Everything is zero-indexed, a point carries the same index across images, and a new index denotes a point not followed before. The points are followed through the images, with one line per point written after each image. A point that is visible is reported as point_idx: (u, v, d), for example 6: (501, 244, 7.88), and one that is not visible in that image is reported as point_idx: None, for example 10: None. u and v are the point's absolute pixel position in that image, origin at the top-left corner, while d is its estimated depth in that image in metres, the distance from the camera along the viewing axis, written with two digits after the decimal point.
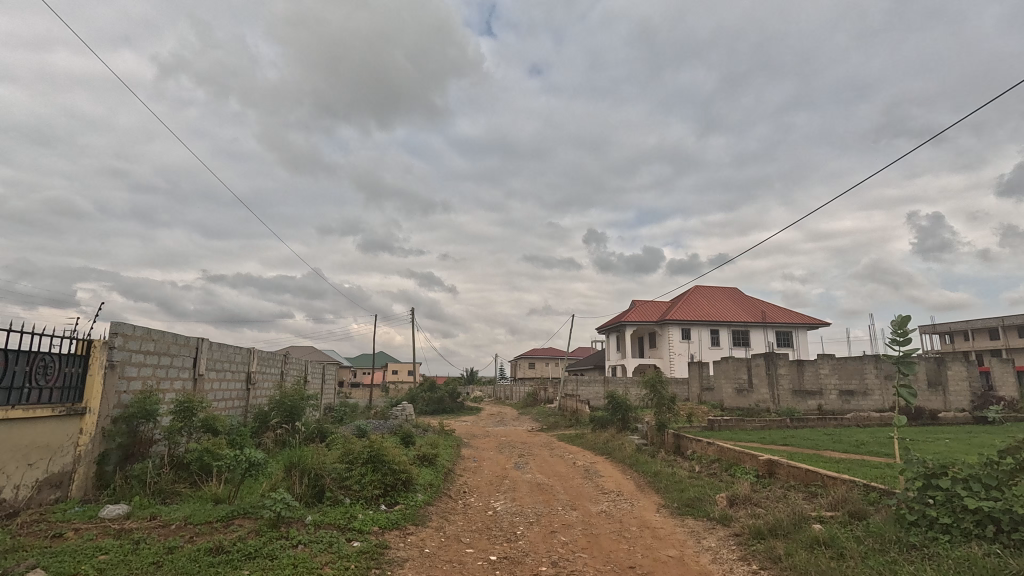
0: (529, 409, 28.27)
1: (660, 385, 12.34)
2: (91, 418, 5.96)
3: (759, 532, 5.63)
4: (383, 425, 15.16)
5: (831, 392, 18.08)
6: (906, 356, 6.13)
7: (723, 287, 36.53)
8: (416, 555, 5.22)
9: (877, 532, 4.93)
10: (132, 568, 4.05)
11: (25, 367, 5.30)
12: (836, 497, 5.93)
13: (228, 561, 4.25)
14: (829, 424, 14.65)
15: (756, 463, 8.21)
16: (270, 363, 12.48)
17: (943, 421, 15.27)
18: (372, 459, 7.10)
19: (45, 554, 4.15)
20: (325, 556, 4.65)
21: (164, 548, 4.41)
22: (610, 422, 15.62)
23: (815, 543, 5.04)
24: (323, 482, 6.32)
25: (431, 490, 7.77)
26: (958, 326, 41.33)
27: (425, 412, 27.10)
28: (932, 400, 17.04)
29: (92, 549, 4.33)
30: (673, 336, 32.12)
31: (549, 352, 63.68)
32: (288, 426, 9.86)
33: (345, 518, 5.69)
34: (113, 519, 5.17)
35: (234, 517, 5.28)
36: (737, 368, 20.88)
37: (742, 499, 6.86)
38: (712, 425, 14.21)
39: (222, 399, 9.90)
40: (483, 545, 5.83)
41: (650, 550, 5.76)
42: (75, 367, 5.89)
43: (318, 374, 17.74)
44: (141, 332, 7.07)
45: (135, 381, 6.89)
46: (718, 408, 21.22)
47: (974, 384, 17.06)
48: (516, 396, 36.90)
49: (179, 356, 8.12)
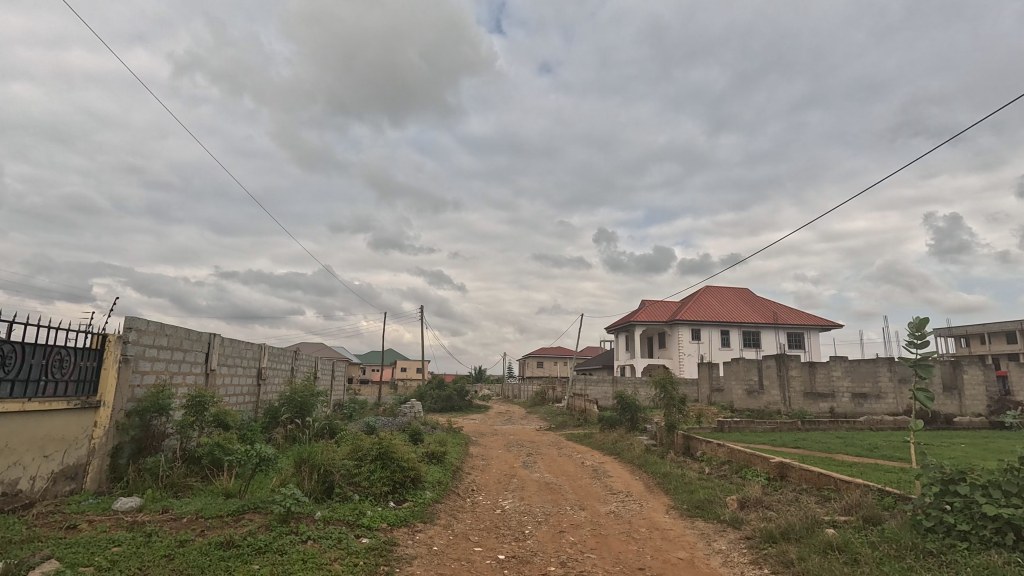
0: (538, 408, 28.23)
1: (670, 384, 12.17)
2: (106, 411, 6.03)
3: (771, 535, 5.55)
4: (391, 422, 15.20)
5: (844, 395, 17.84)
6: (924, 359, 5.97)
7: (734, 287, 36.37)
8: (425, 553, 5.21)
9: (892, 538, 4.84)
10: (144, 560, 4.08)
11: (42, 360, 5.35)
12: (850, 502, 5.84)
13: (239, 556, 4.27)
14: (841, 427, 14.46)
15: (767, 466, 8.10)
16: (281, 359, 12.58)
17: (958, 426, 15.01)
18: (381, 457, 7.13)
19: (59, 545, 4.19)
20: (334, 552, 4.67)
21: (176, 542, 4.44)
22: (618, 422, 15.53)
23: (829, 548, 4.97)
24: (332, 479, 6.35)
25: (439, 488, 7.78)
26: (975, 329, 40.54)
27: (433, 410, 27.22)
28: (947, 404, 16.78)
29: (105, 541, 4.37)
30: (682, 337, 31.88)
31: (557, 351, 63.61)
32: (298, 422, 9.92)
33: (354, 514, 5.69)
34: (126, 511, 5.22)
35: (244, 511, 5.31)
36: (747, 369, 20.64)
37: (753, 502, 6.80)
38: (722, 426, 14.08)
39: (234, 394, 10.00)
40: (491, 544, 5.81)
41: (659, 552, 5.70)
42: (90, 361, 5.96)
43: (328, 371, 17.88)
44: (155, 327, 7.13)
45: (149, 375, 6.95)
46: (728, 408, 20.76)
47: (990, 389, 16.77)
48: (524, 394, 36.89)
49: (191, 351, 8.20)
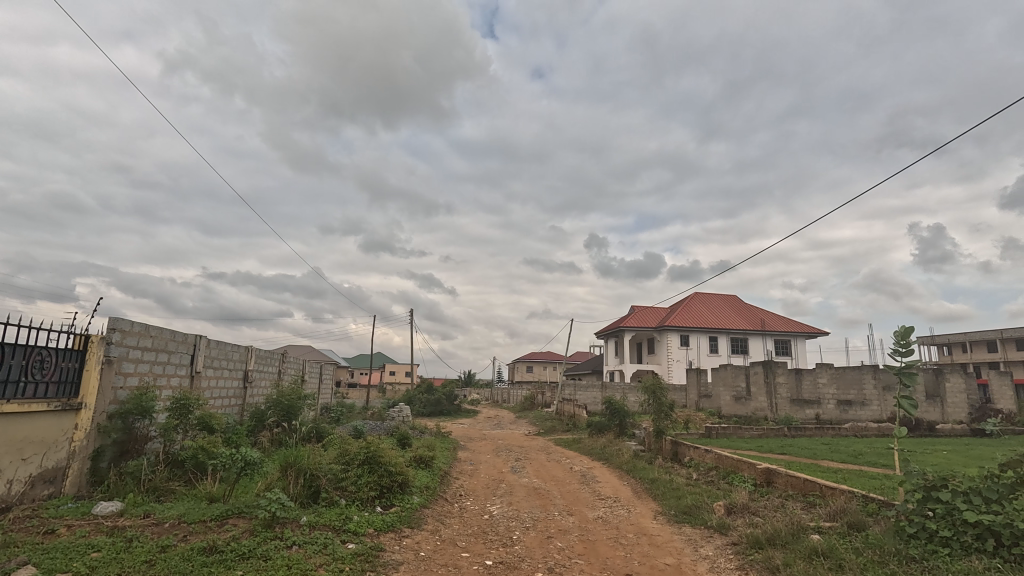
0: (527, 413, 28.06)
1: (660, 390, 12.21)
2: (87, 413, 5.93)
3: (757, 541, 5.58)
4: (380, 426, 15.09)
5: (830, 401, 18.22)
6: (908, 367, 6.04)
7: (722, 294, 36.71)
8: (412, 558, 5.18)
9: (876, 544, 4.90)
10: (124, 566, 4.00)
11: (22, 361, 5.25)
12: (835, 508, 5.91)
13: (222, 561, 4.21)
14: (827, 433, 14.60)
15: (754, 472, 8.16)
16: (268, 362, 12.43)
17: (940, 433, 15.25)
18: (369, 462, 7.06)
19: (35, 551, 4.09)
20: (319, 558, 4.61)
21: (157, 547, 4.37)
22: (607, 427, 15.53)
23: (814, 554, 5.00)
24: (318, 483, 6.30)
25: (426, 493, 7.72)
26: (957, 338, 41.32)
27: (421, 413, 26.95)
28: (930, 412, 17.07)
29: (84, 546, 4.28)
30: (671, 343, 32.05)
31: (547, 356, 63.71)
32: (285, 426, 9.81)
33: (340, 519, 5.64)
34: (107, 515, 5.12)
35: (228, 516, 5.24)
36: (735, 376, 20.73)
37: (740, 507, 6.85)
38: (709, 432, 14.17)
39: (219, 397, 9.86)
40: (479, 549, 5.79)
41: (647, 558, 5.71)
42: (72, 362, 5.87)
43: (316, 374, 17.69)
44: (139, 328, 7.03)
45: (132, 377, 6.85)
46: (715, 414, 20.92)
47: (972, 397, 17.06)
48: (514, 398, 36.72)
49: (176, 353, 8.09)
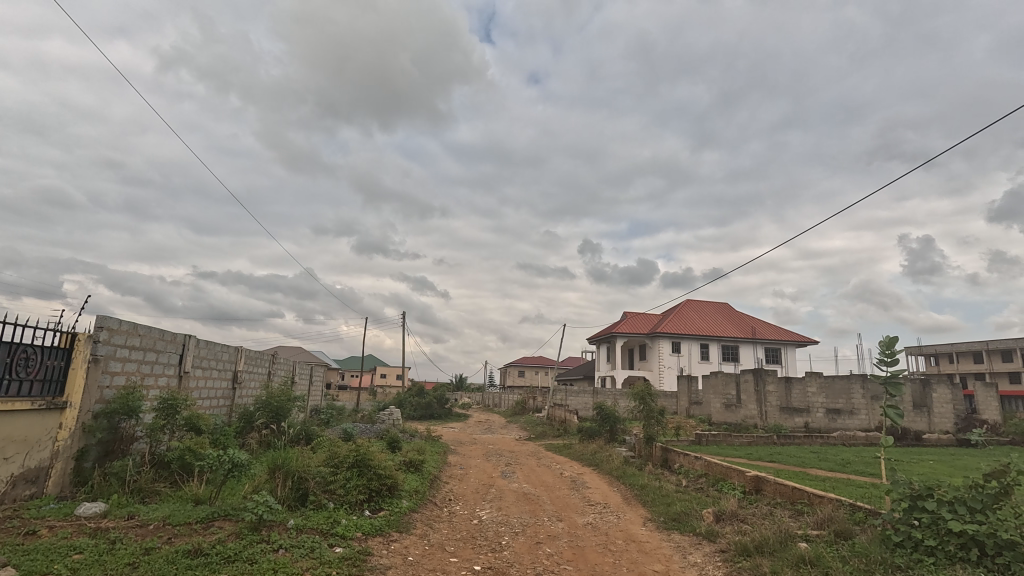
0: (518, 418, 28.04)
1: (649, 396, 12.26)
2: (72, 412, 5.85)
3: (745, 549, 5.61)
4: (370, 428, 15.02)
5: (819, 410, 18.30)
6: (894, 377, 6.11)
7: (713, 301, 36.97)
8: (399, 563, 5.13)
9: (862, 552, 4.93)
10: (107, 567, 3.95)
11: (6, 358, 5.17)
12: (823, 516, 5.96)
13: (206, 564, 4.16)
14: (816, 442, 14.68)
15: (743, 479, 8.18)
16: (258, 362, 12.35)
17: (927, 443, 15.40)
18: (358, 465, 7.03)
19: (16, 552, 4.03)
20: (306, 562, 4.57)
21: (141, 549, 4.31)
22: (597, 433, 15.56)
23: (801, 562, 5.02)
24: (306, 486, 6.25)
25: (416, 497, 7.68)
26: (943, 348, 41.83)
27: (412, 417, 26.84)
28: (917, 421, 17.22)
29: (66, 548, 4.20)
30: (662, 350, 32.19)
31: (538, 361, 63.82)
32: (273, 427, 9.73)
33: (328, 523, 5.59)
34: (89, 517, 5.03)
35: (214, 518, 5.19)
36: (726, 383, 20.85)
37: (728, 515, 6.86)
38: (699, 438, 14.22)
39: (207, 398, 9.76)
40: (467, 554, 5.76)
41: (636, 564, 5.71)
42: (57, 360, 5.79)
43: (306, 375, 17.60)
44: (127, 327, 6.95)
45: (119, 376, 6.76)
46: (706, 421, 21.00)
47: (958, 407, 17.25)
48: (505, 403, 36.69)
49: (165, 352, 8.01)
